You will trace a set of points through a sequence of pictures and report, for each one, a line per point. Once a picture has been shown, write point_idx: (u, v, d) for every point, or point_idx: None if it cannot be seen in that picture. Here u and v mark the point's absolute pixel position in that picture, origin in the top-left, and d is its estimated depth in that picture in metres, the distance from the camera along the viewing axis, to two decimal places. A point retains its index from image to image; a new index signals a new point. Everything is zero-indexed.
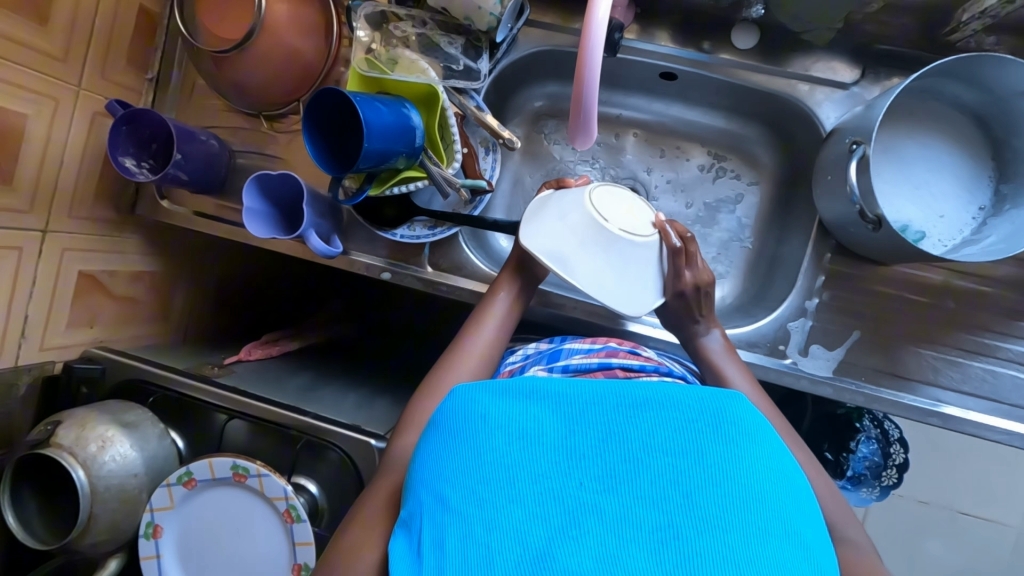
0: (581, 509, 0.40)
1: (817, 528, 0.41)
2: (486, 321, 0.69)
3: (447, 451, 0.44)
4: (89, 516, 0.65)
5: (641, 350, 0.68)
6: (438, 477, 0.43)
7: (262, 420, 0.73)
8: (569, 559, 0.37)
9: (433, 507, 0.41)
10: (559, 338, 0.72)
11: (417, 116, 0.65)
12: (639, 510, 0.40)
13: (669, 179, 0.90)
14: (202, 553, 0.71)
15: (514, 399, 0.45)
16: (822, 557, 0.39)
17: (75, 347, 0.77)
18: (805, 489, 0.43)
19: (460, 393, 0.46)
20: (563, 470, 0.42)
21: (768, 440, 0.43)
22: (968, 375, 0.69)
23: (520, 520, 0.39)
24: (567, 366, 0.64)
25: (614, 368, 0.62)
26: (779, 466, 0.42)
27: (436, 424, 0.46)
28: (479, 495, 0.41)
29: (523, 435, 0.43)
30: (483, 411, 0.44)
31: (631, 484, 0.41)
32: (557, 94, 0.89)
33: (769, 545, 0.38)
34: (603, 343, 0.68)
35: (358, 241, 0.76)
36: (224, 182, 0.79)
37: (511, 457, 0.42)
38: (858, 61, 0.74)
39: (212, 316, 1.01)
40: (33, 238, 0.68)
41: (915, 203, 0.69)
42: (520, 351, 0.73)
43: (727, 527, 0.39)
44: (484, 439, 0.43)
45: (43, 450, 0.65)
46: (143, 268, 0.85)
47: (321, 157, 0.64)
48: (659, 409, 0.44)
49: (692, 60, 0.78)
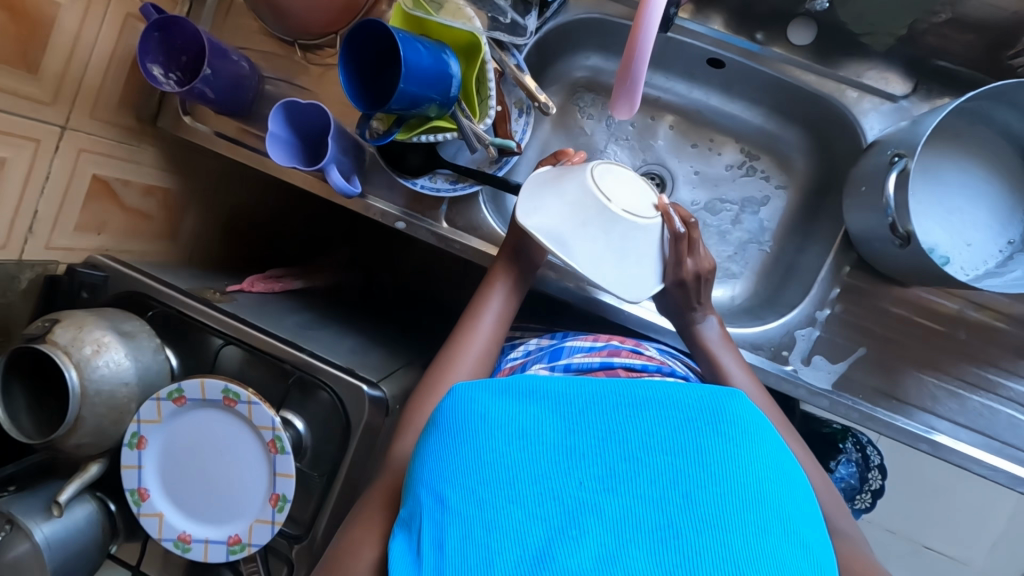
0: (581, 509, 0.41)
1: (817, 529, 0.42)
2: (484, 313, 0.70)
3: (446, 450, 0.44)
4: (77, 417, 0.64)
5: (643, 349, 0.69)
6: (437, 477, 0.44)
7: (258, 350, 0.74)
8: (568, 559, 0.39)
9: (432, 506, 0.43)
10: (561, 336, 0.74)
11: (457, 65, 0.63)
12: (638, 511, 0.41)
13: (698, 171, 0.89)
14: (185, 470, 0.71)
15: (513, 400, 0.46)
16: (822, 555, 0.40)
17: (81, 251, 0.76)
18: (805, 490, 0.44)
19: (459, 393, 0.47)
20: (562, 471, 0.43)
21: (768, 441, 0.44)
22: (966, 407, 0.69)
23: (519, 521, 0.41)
24: (569, 365, 0.66)
25: (615, 367, 0.64)
26: (779, 467, 0.43)
27: (434, 423, 0.47)
28: (479, 496, 0.42)
29: (523, 435, 0.44)
30: (483, 411, 0.45)
31: (630, 485, 0.42)
32: (599, 67, 0.87)
33: (769, 545, 0.39)
34: (605, 341, 0.70)
35: (377, 186, 0.75)
36: (250, 107, 0.78)
37: (511, 458, 0.43)
38: (910, 75, 0.74)
39: (220, 242, 1.01)
40: (51, 133, 0.67)
41: (945, 226, 0.68)
42: (521, 348, 0.76)
43: (727, 529, 0.40)
44: (484, 440, 0.44)
45: (38, 344, 0.64)
46: (157, 183, 0.84)
47: (354, 91, 0.63)
48: (657, 410, 0.45)
49: (741, 49, 0.77)
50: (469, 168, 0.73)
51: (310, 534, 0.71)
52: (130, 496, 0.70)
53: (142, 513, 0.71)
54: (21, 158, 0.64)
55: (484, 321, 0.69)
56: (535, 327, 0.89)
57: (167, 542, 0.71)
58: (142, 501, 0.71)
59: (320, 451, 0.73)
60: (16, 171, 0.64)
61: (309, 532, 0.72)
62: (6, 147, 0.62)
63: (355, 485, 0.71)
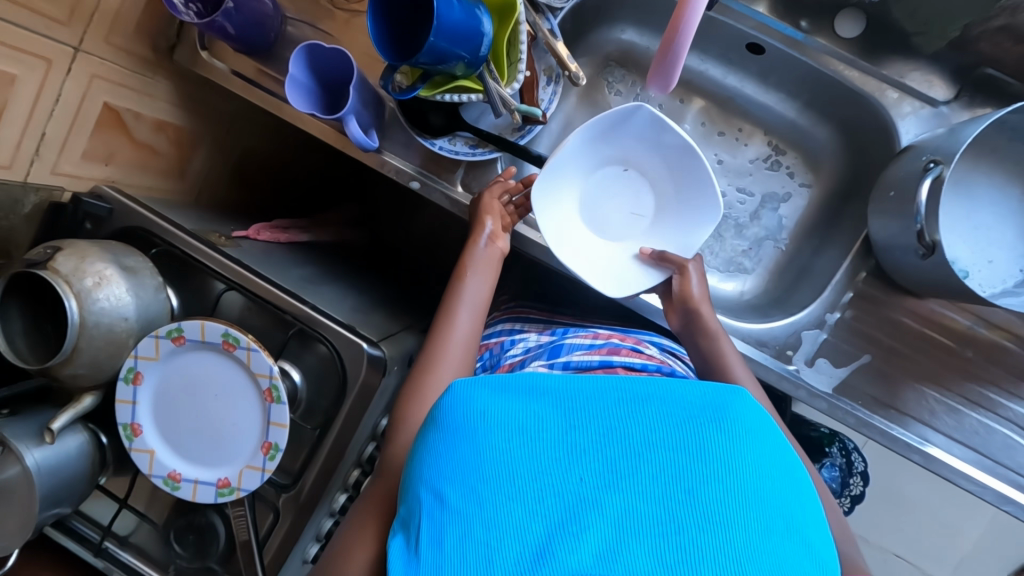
0: (581, 504, 0.41)
1: (818, 523, 0.42)
2: (461, 310, 0.69)
3: (445, 448, 0.44)
4: (75, 348, 0.64)
5: (643, 347, 0.71)
6: (436, 475, 0.44)
7: (261, 299, 0.73)
8: (568, 556, 0.39)
9: (432, 505, 0.43)
10: (561, 333, 0.76)
11: (489, 23, 0.61)
12: (639, 507, 0.41)
13: (722, 160, 0.86)
14: (180, 411, 0.71)
15: (514, 395, 0.46)
16: (823, 551, 0.41)
17: (87, 180, 0.74)
18: (806, 484, 0.44)
19: (457, 389, 0.47)
20: (562, 467, 0.43)
21: (770, 434, 0.44)
22: (963, 424, 0.68)
23: (519, 519, 0.41)
24: (568, 363, 0.68)
25: (615, 367, 0.65)
26: (780, 462, 0.44)
27: (433, 419, 0.46)
28: (479, 494, 0.42)
29: (523, 432, 0.44)
30: (481, 408, 0.45)
31: (631, 481, 0.42)
32: (634, 43, 0.85)
33: (771, 540, 0.40)
34: (604, 339, 0.72)
35: (394, 142, 0.73)
36: (270, 48, 0.75)
37: (512, 454, 0.43)
38: (954, 81, 0.71)
39: (227, 186, 0.99)
40: (64, 54, 0.64)
41: (969, 241, 0.67)
42: (522, 343, 0.78)
43: (728, 522, 0.40)
44: (483, 437, 0.44)
45: (39, 270, 0.63)
46: (168, 118, 0.82)
47: (381, 41, 0.60)
48: (657, 406, 0.45)
49: (785, 37, 0.75)
50: (490, 134, 0.72)
51: (297, 486, 0.72)
52: (122, 431, 0.70)
53: (134, 448, 0.71)
54: (32, 76, 0.62)
55: (461, 320, 0.68)
56: (536, 313, 0.88)
57: (156, 478, 0.71)
58: (135, 438, 0.71)
59: (314, 406, 0.74)
60: (27, 90, 0.62)
61: (297, 483, 0.72)
62: (17, 64, 0.60)
63: (346, 443, 0.71)
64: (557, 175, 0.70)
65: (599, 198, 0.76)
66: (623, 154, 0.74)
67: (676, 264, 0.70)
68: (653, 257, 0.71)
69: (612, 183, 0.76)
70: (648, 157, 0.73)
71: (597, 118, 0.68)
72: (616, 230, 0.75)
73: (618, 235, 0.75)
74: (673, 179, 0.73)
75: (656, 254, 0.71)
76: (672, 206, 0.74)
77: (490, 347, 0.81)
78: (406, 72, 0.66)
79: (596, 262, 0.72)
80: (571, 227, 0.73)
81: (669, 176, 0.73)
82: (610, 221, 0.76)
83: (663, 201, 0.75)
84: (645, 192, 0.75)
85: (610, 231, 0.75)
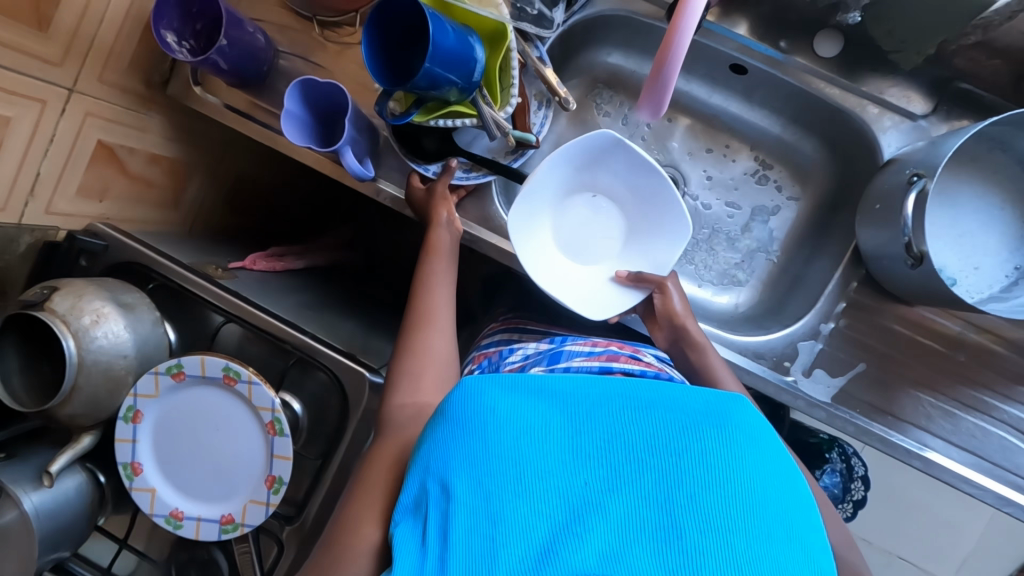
0: (583, 504, 0.43)
1: (817, 534, 0.44)
2: (435, 287, 0.71)
3: (456, 442, 0.47)
4: (73, 387, 0.63)
5: (642, 355, 0.71)
6: (445, 469, 0.46)
7: (261, 331, 0.73)
8: (569, 554, 0.41)
9: (439, 497, 0.46)
10: (560, 339, 0.76)
11: (482, 50, 0.62)
12: (640, 509, 0.43)
13: (711, 176, 0.89)
14: (180, 447, 0.70)
15: (523, 395, 0.49)
16: (820, 561, 0.42)
17: (81, 218, 0.74)
18: (804, 495, 0.46)
19: (468, 386, 0.50)
20: (567, 466, 0.45)
21: (770, 442, 0.46)
22: (959, 428, 0.70)
23: (523, 517, 0.43)
24: (568, 368, 0.68)
25: (613, 371, 0.66)
26: (780, 474, 0.45)
27: (444, 414, 0.50)
28: (486, 489, 0.44)
29: (529, 431, 0.47)
30: (492, 406, 0.48)
31: (632, 482, 0.44)
32: (620, 66, 0.87)
33: (769, 548, 0.41)
34: (604, 347, 0.72)
35: (388, 170, 0.75)
36: (263, 80, 0.76)
37: (518, 452, 0.46)
38: (932, 95, 0.74)
39: (219, 216, 0.99)
40: (59, 95, 0.65)
41: (954, 249, 0.69)
42: (521, 351, 0.77)
43: (727, 528, 0.41)
44: (490, 433, 0.46)
45: (36, 311, 0.62)
46: (162, 152, 0.82)
47: (376, 68, 0.61)
48: (659, 410, 0.47)
49: (766, 57, 0.77)
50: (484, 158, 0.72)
51: (301, 516, 0.71)
52: (123, 470, 0.69)
53: (135, 487, 0.70)
54: (27, 118, 0.62)
55: (439, 303, 0.70)
56: (533, 324, 0.88)
57: (158, 517, 0.70)
58: (135, 476, 0.70)
59: (316, 434, 0.73)
60: (21, 131, 0.62)
61: (301, 513, 0.71)
62: (11, 106, 0.60)
63: (349, 469, 0.70)
64: (532, 204, 0.70)
65: (571, 224, 0.76)
66: (592, 180, 0.75)
67: (655, 283, 0.71)
68: (630, 278, 0.72)
69: (584, 209, 0.77)
70: (617, 181, 0.74)
71: (569, 145, 0.68)
72: (590, 254, 0.76)
73: (593, 259, 0.76)
74: (641, 202, 0.74)
75: (634, 275, 0.72)
76: (641, 228, 0.75)
77: (490, 355, 0.81)
78: (399, 99, 0.67)
79: (572, 286, 0.72)
80: (547, 254, 0.73)
81: (637, 196, 0.74)
82: (583, 245, 0.76)
83: (633, 223, 0.76)
84: (615, 215, 0.76)
85: (585, 256, 0.76)
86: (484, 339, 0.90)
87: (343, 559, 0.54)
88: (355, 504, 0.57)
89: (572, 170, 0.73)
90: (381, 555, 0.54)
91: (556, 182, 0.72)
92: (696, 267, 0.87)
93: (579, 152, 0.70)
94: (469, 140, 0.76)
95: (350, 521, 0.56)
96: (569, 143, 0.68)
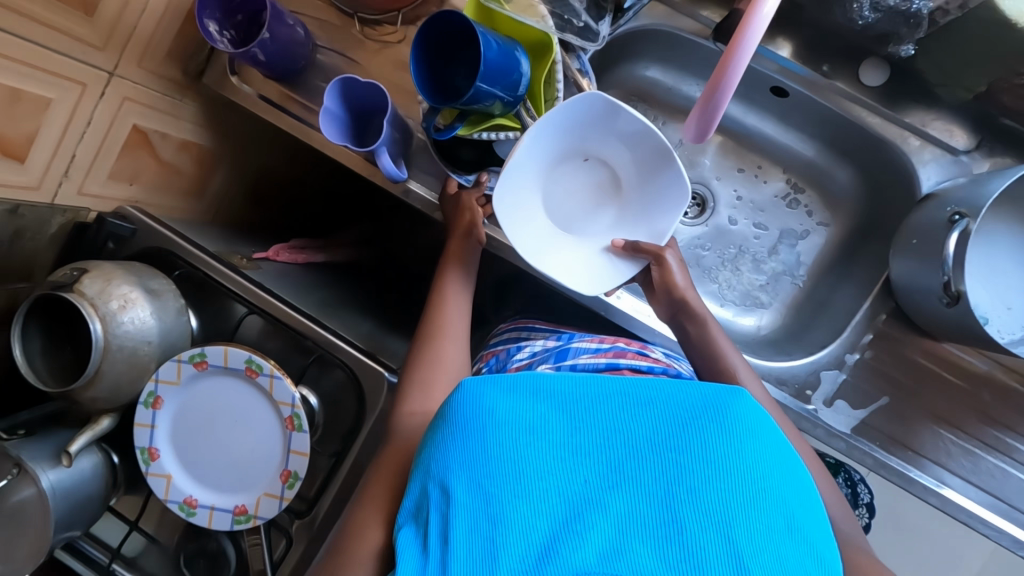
0: (585, 505, 0.44)
1: (821, 529, 0.45)
2: (451, 294, 0.72)
3: (456, 444, 0.47)
4: (97, 371, 0.63)
5: (649, 351, 0.72)
6: (446, 471, 0.46)
7: (282, 323, 0.73)
8: (570, 553, 0.42)
9: (439, 499, 0.46)
10: (567, 337, 0.76)
11: (526, 64, 0.62)
12: (640, 509, 0.44)
13: (741, 196, 0.90)
14: (197, 436, 0.71)
15: (523, 397, 0.49)
16: (824, 552, 0.43)
17: (111, 201, 0.74)
18: (807, 489, 0.46)
19: (469, 387, 0.49)
20: (568, 467, 0.46)
21: (771, 439, 0.47)
22: (979, 467, 0.69)
23: (525, 518, 0.44)
24: (575, 365, 0.68)
25: (621, 367, 0.66)
26: (780, 468, 0.46)
27: (445, 417, 0.49)
28: (487, 491, 0.45)
29: (530, 432, 0.47)
30: (491, 408, 0.48)
31: (632, 484, 0.45)
32: (657, 80, 0.88)
33: (772, 543, 0.42)
34: (611, 343, 0.72)
35: (419, 172, 0.74)
36: (300, 75, 0.76)
37: (519, 452, 0.46)
38: (975, 130, 0.73)
39: (242, 205, 0.99)
40: (99, 78, 0.65)
41: (988, 288, 0.67)
42: (528, 348, 0.77)
43: (728, 526, 0.42)
44: (491, 435, 0.47)
45: (65, 294, 0.62)
46: (193, 139, 0.82)
47: (422, 83, 0.61)
48: (660, 412, 0.48)
49: (806, 80, 0.77)
50: None
51: (312, 512, 0.71)
52: (140, 454, 0.70)
53: (150, 472, 0.70)
54: (66, 100, 0.62)
55: (455, 305, 0.71)
56: (542, 324, 0.87)
57: (172, 504, 0.70)
58: (152, 461, 0.70)
59: (330, 430, 0.74)
60: (59, 114, 0.62)
61: (312, 508, 0.71)
62: (52, 88, 0.60)
63: (362, 469, 0.70)
64: (518, 179, 0.65)
65: (561, 193, 0.71)
66: (582, 145, 0.69)
67: (652, 254, 0.67)
68: (626, 250, 0.68)
69: (575, 176, 0.71)
70: (608, 145, 0.68)
71: (554, 114, 0.62)
72: (583, 224, 0.71)
73: (585, 228, 0.71)
74: (637, 166, 0.68)
75: (630, 246, 0.68)
76: (637, 194, 0.69)
77: (497, 353, 0.80)
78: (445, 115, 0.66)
79: (565, 261, 0.69)
80: (538, 229, 0.69)
81: (630, 160, 0.68)
82: (574, 214, 0.71)
83: (629, 187, 0.70)
84: (607, 181, 0.71)
85: (578, 226, 0.71)
86: (493, 338, 0.89)
87: (357, 563, 0.54)
88: (372, 508, 0.57)
89: (560, 135, 0.67)
90: (389, 561, 0.54)
91: (543, 151, 0.66)
92: (719, 286, 0.87)
93: (566, 118, 0.64)
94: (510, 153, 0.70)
95: (366, 523, 0.56)
96: (554, 111, 0.62)
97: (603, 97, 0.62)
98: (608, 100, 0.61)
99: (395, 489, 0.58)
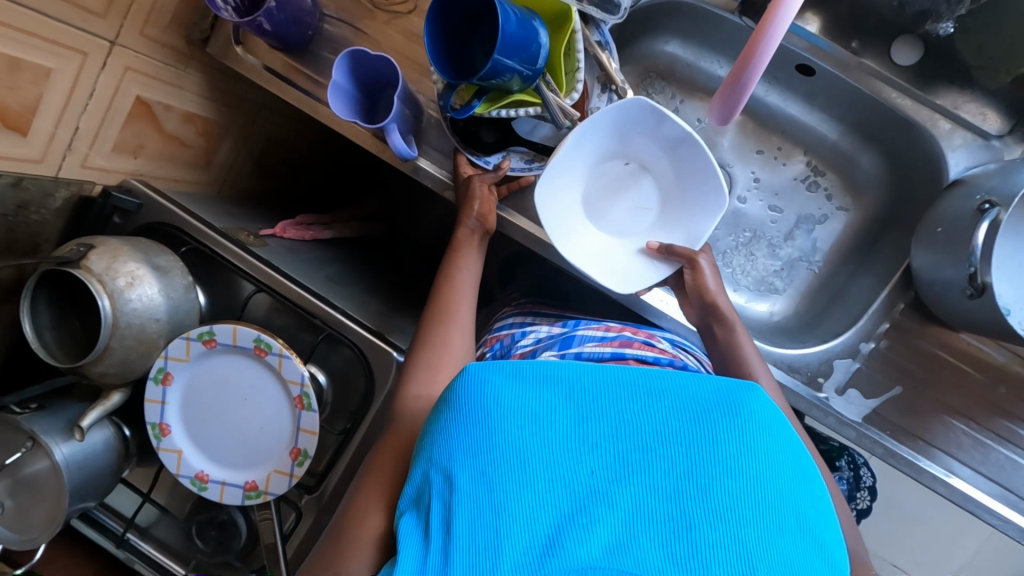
0: (591, 496, 0.44)
1: (832, 527, 0.44)
2: (461, 279, 0.70)
3: (458, 431, 0.47)
4: (106, 347, 0.62)
5: (656, 342, 0.70)
6: (449, 458, 0.46)
7: (291, 304, 0.72)
8: (575, 545, 0.41)
9: (442, 486, 0.46)
10: (572, 324, 0.75)
11: (545, 34, 0.60)
12: (649, 503, 0.43)
13: (760, 179, 0.88)
14: (207, 412, 0.71)
15: (526, 384, 0.48)
16: (833, 550, 0.42)
17: (116, 174, 0.73)
18: (819, 487, 0.46)
19: (473, 373, 0.49)
20: (573, 457, 0.45)
21: (783, 434, 0.46)
22: (989, 459, 0.69)
23: (529, 507, 0.43)
24: (579, 354, 0.67)
25: (626, 358, 0.65)
26: (795, 465, 0.45)
27: (449, 402, 0.49)
28: (488, 479, 0.45)
29: (535, 421, 0.46)
30: (494, 394, 0.47)
31: (638, 477, 0.44)
32: (677, 55, 0.86)
33: (784, 543, 0.41)
34: (617, 332, 0.71)
35: (429, 151, 0.73)
36: (307, 46, 0.73)
37: (523, 441, 0.45)
38: (1009, 115, 0.73)
39: (248, 179, 0.97)
40: (100, 47, 0.62)
41: (1012, 281, 0.65)
42: (532, 334, 0.76)
43: (739, 522, 0.42)
44: (494, 423, 0.46)
45: (72, 270, 0.61)
46: (197, 111, 0.80)
47: (437, 59, 0.59)
48: (669, 403, 0.47)
49: (836, 60, 0.77)
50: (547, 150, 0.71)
51: (320, 487, 0.72)
52: (151, 430, 0.70)
53: (162, 448, 0.71)
54: (68, 70, 0.60)
55: (462, 288, 0.70)
56: (548, 308, 0.86)
57: (184, 479, 0.72)
58: (162, 437, 0.71)
59: (338, 408, 0.74)
60: (62, 84, 0.60)
61: (320, 485, 0.72)
62: (53, 57, 0.58)
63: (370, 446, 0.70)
64: (553, 179, 0.66)
65: (599, 197, 0.71)
66: (622, 147, 0.69)
67: (687, 257, 0.67)
68: (661, 252, 0.68)
69: (614, 179, 0.71)
70: (646, 146, 0.68)
71: (598, 115, 0.62)
72: (620, 228, 0.71)
73: (621, 228, 0.71)
74: (678, 170, 0.68)
75: (664, 248, 0.67)
76: (677, 198, 0.69)
77: (501, 338, 0.79)
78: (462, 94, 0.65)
79: (601, 262, 0.68)
80: (573, 227, 0.69)
81: (672, 166, 0.68)
82: (612, 218, 0.71)
83: (669, 190, 0.70)
84: (647, 186, 0.71)
85: (614, 228, 0.71)
86: (498, 321, 0.88)
87: (362, 542, 0.54)
88: (378, 488, 0.57)
89: (600, 136, 0.67)
90: (391, 543, 0.55)
91: (584, 150, 0.67)
92: (733, 271, 0.86)
93: (608, 121, 0.64)
94: (527, 129, 0.73)
95: (372, 501, 0.57)
96: (597, 113, 0.62)
97: (648, 102, 0.62)
98: (653, 104, 0.61)
99: (401, 469, 0.58)
